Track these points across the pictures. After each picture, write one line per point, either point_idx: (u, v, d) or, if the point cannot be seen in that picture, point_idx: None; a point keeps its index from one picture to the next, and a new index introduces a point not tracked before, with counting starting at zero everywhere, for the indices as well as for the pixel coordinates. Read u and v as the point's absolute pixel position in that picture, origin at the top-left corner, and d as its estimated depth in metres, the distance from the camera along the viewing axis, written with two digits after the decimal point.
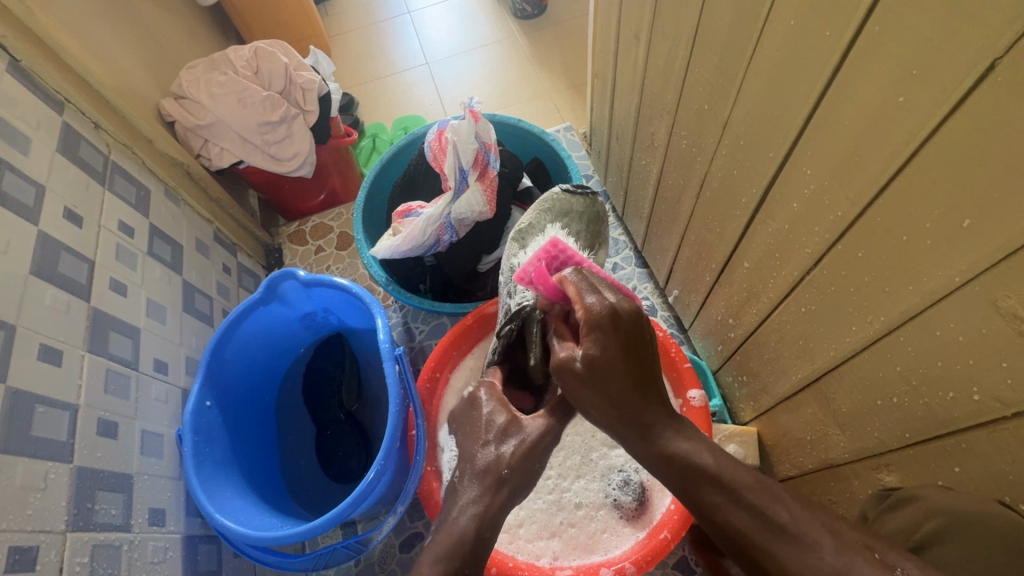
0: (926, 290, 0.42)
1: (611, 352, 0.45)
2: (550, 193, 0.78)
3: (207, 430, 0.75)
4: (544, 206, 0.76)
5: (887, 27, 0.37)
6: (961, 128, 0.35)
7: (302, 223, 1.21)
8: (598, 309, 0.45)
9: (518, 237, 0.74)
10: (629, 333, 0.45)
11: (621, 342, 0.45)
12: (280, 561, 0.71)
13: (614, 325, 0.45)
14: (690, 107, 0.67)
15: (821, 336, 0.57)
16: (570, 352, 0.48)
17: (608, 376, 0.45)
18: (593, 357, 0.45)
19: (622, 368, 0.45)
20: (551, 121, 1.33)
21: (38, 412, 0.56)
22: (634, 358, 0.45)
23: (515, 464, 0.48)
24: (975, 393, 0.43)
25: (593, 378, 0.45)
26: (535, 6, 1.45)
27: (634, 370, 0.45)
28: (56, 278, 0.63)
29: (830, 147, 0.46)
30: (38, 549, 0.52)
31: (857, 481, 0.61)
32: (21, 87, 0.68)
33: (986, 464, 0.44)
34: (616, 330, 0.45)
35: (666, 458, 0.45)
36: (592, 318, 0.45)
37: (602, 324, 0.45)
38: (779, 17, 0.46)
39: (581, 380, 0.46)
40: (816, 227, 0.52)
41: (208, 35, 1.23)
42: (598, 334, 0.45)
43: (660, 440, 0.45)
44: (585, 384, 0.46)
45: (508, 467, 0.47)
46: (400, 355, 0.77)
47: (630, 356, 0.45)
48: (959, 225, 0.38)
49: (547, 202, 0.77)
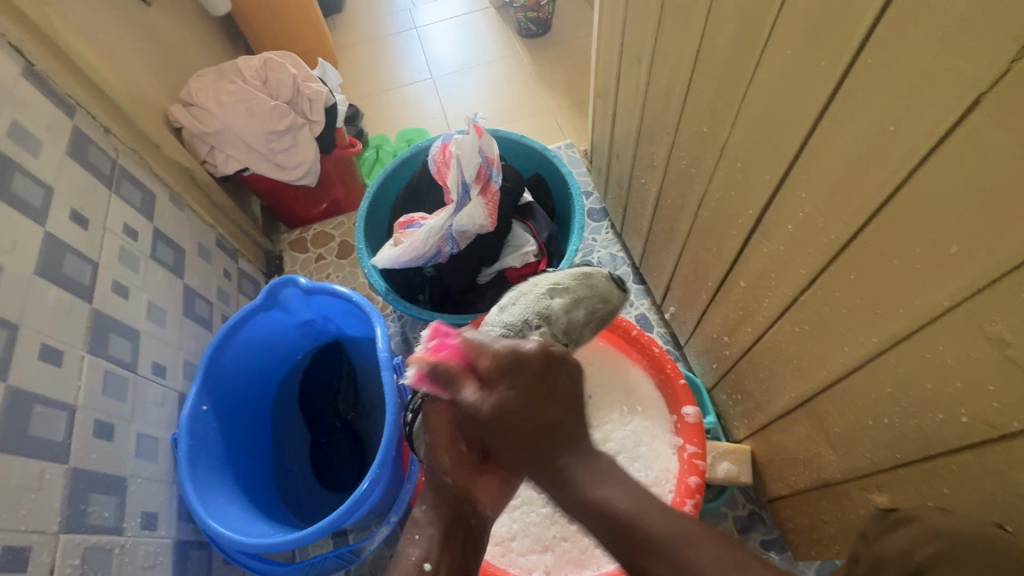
0: (916, 313, 0.44)
1: (517, 395, 0.47)
2: (591, 271, 0.71)
3: (203, 434, 0.75)
4: (587, 278, 0.69)
5: (880, 59, 0.39)
6: (949, 157, 0.36)
7: (303, 230, 1.22)
8: (501, 355, 0.48)
9: (554, 295, 0.67)
10: (532, 381, 0.48)
11: (525, 392, 0.47)
12: (271, 569, 0.71)
13: (535, 377, 0.48)
14: (689, 128, 0.68)
15: (814, 356, 0.58)
16: (470, 398, 0.48)
17: (512, 422, 0.46)
18: (502, 401, 0.47)
19: (524, 412, 0.46)
20: (552, 137, 1.36)
21: (37, 411, 0.56)
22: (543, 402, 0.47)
23: None
24: (963, 414, 0.44)
25: (500, 421, 0.46)
26: (540, 25, 1.49)
27: (544, 422, 0.47)
28: (60, 279, 0.64)
29: (824, 172, 0.48)
30: (30, 549, 0.51)
31: (849, 501, 0.61)
32: (33, 90, 0.69)
33: (976, 487, 0.45)
34: (524, 371, 0.48)
35: (598, 508, 0.45)
36: (495, 361, 0.48)
37: (505, 369, 0.48)
38: (777, 45, 0.48)
39: (494, 424, 0.47)
40: (810, 248, 0.53)
41: (218, 44, 1.25)
42: (507, 381, 0.47)
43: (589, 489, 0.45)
44: (507, 434, 0.47)
45: None
46: (398, 364, 0.79)
47: (530, 399, 0.47)
48: (947, 252, 0.39)
49: (586, 278, 0.69)
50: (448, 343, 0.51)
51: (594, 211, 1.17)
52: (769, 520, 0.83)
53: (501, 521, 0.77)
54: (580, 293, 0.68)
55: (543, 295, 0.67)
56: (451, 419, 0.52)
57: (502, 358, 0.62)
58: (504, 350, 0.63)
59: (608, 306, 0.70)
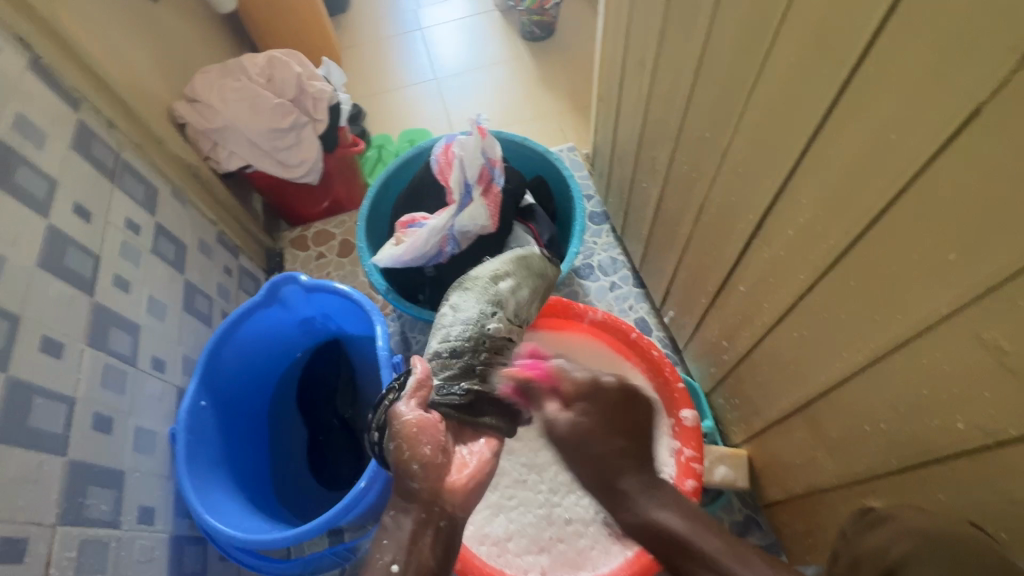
0: (914, 320, 0.44)
1: (587, 420, 0.53)
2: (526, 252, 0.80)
3: (201, 429, 0.76)
4: (523, 260, 0.78)
5: (881, 68, 0.39)
6: (949, 166, 0.37)
7: (304, 228, 1.22)
8: (584, 382, 0.56)
9: (497, 281, 0.75)
10: (617, 410, 0.54)
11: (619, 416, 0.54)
12: (267, 566, 0.71)
13: (599, 395, 0.55)
14: (692, 133, 0.69)
15: (813, 362, 0.59)
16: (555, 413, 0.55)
17: (591, 442, 0.52)
18: (578, 422, 0.53)
19: (614, 423, 0.53)
20: (554, 140, 1.36)
21: (37, 403, 0.56)
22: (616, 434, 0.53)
23: (424, 480, 0.49)
24: (959, 421, 0.44)
25: (580, 439, 0.52)
26: (544, 28, 1.49)
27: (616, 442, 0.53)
28: (62, 271, 0.64)
29: (825, 179, 0.48)
30: (28, 541, 0.51)
31: (844, 506, 0.62)
32: (40, 83, 0.70)
33: (970, 494, 0.45)
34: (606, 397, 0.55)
35: (652, 524, 0.52)
36: (577, 386, 0.56)
37: (592, 393, 0.55)
38: (780, 52, 0.48)
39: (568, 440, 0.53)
40: (810, 254, 0.53)
41: (222, 41, 1.25)
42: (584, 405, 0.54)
43: (644, 506, 0.52)
44: (570, 446, 0.53)
45: (418, 480, 0.49)
46: (397, 363, 0.79)
47: (618, 425, 0.54)
48: (945, 259, 0.40)
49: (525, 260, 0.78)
50: (541, 365, 0.61)
51: (595, 214, 1.17)
52: (765, 525, 0.84)
53: (497, 521, 0.77)
54: (517, 272, 0.77)
55: (485, 282, 0.75)
56: (430, 421, 0.54)
57: (468, 350, 0.69)
58: (467, 342, 0.69)
59: (542, 282, 0.79)
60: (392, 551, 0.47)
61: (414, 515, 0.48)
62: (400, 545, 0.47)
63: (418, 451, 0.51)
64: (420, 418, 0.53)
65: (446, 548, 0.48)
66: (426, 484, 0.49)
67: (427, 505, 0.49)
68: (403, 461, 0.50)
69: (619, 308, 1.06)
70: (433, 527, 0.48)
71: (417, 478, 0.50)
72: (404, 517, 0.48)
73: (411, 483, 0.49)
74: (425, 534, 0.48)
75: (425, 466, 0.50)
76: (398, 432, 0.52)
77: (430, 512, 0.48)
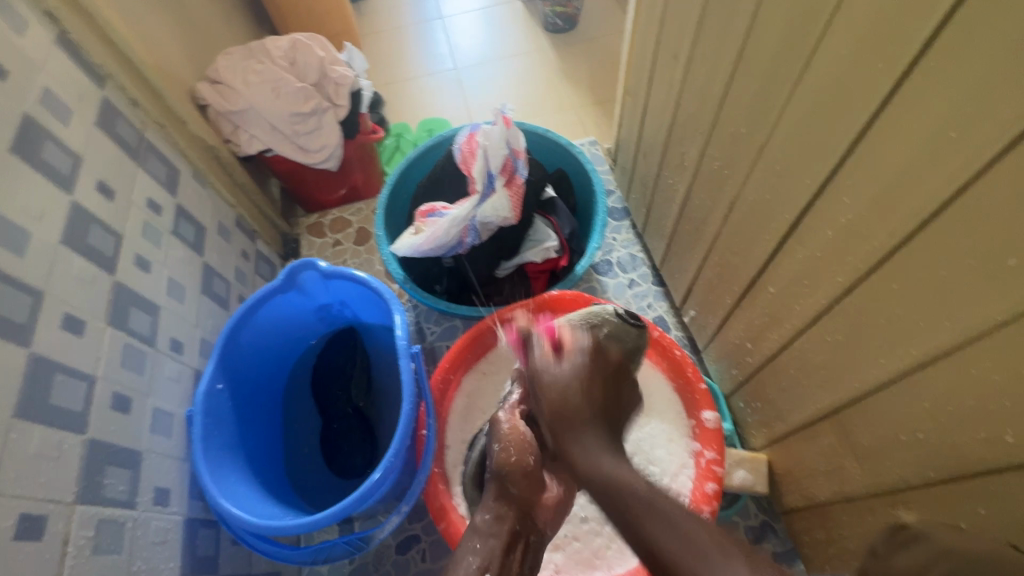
0: (963, 327, 0.42)
1: (582, 370, 0.54)
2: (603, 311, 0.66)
3: (217, 412, 0.75)
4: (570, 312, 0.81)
5: (943, 62, 0.37)
6: (1016, 165, 0.35)
7: (321, 215, 1.21)
8: (585, 340, 0.57)
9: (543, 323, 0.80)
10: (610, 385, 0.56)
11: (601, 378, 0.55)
12: (278, 552, 0.70)
13: (599, 361, 0.56)
14: (726, 129, 0.67)
15: (846, 367, 0.57)
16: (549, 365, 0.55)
17: (574, 399, 0.52)
18: (569, 371, 0.54)
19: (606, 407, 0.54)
20: (575, 134, 1.34)
21: (58, 380, 0.56)
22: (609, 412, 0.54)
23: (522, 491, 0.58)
24: (1007, 435, 0.42)
25: (565, 390, 0.52)
26: (567, 20, 1.47)
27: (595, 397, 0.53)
28: (84, 249, 0.64)
29: (871, 179, 0.46)
30: (46, 518, 0.51)
31: (871, 516, 0.60)
32: (66, 59, 0.69)
33: (1014, 508, 0.44)
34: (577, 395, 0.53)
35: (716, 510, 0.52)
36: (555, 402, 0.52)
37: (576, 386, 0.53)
38: (829, 46, 0.47)
39: (554, 386, 0.53)
40: (850, 256, 0.51)
41: (244, 24, 1.24)
42: (583, 362, 0.55)
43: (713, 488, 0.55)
44: (548, 398, 0.52)
45: (518, 491, 0.58)
46: (415, 353, 0.77)
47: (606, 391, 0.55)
48: (1003, 265, 0.38)
49: (603, 319, 0.64)
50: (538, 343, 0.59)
51: (615, 210, 1.15)
52: (781, 531, 0.82)
53: None
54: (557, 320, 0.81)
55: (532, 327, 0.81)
56: (523, 441, 0.60)
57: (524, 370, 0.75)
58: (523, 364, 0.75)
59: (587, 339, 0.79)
60: (483, 557, 0.53)
61: (509, 528, 0.56)
62: (493, 554, 0.54)
63: (520, 438, 0.60)
64: (516, 438, 0.60)
65: (532, 565, 0.56)
66: (522, 493, 0.57)
67: (522, 518, 0.57)
68: (504, 470, 0.58)
69: (637, 306, 1.05)
70: (523, 541, 0.56)
71: (518, 484, 0.58)
72: (497, 526, 0.56)
73: (511, 489, 0.58)
74: (516, 548, 0.55)
75: (525, 474, 0.58)
76: (507, 436, 0.61)
77: (523, 525, 0.56)
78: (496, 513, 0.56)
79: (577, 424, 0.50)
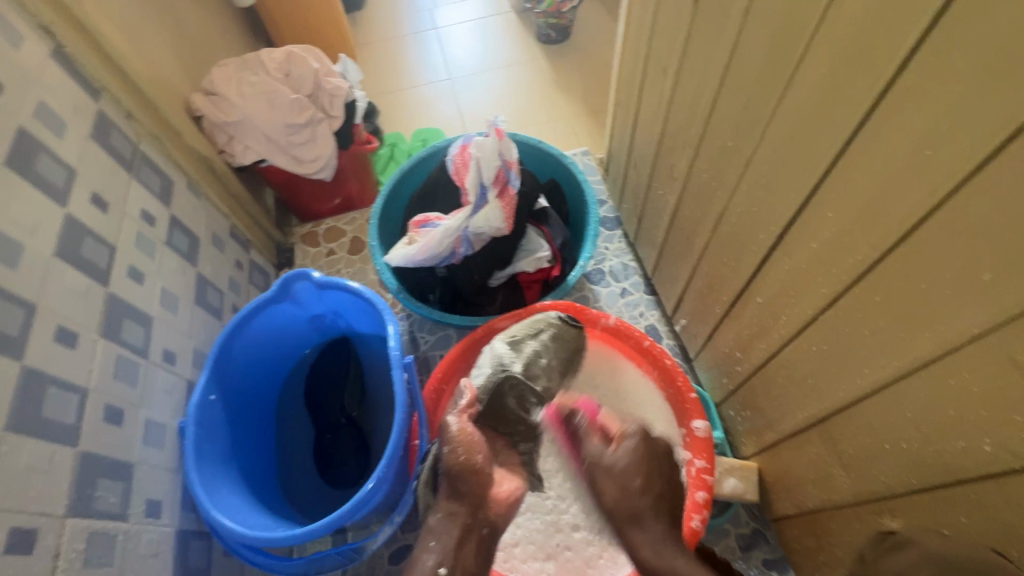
0: (943, 338, 0.43)
1: (636, 458, 0.68)
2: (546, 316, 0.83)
3: (210, 423, 0.75)
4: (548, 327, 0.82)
5: (919, 82, 0.39)
6: (989, 182, 0.36)
7: (315, 224, 1.22)
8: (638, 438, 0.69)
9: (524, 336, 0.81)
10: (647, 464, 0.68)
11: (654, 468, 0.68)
12: (271, 563, 0.70)
13: (650, 446, 0.69)
14: (714, 142, 0.68)
15: (832, 376, 0.58)
16: (602, 451, 0.71)
17: (636, 475, 0.67)
18: (629, 454, 0.68)
19: (647, 477, 0.67)
20: (568, 144, 1.36)
21: (50, 393, 0.56)
22: (653, 481, 0.67)
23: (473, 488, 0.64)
24: (987, 444, 0.43)
25: (628, 469, 0.68)
26: (560, 31, 1.49)
27: (651, 485, 0.66)
28: (78, 261, 0.64)
29: (853, 194, 0.48)
30: (37, 532, 0.51)
31: (859, 524, 0.61)
32: (61, 72, 0.69)
33: (994, 516, 0.45)
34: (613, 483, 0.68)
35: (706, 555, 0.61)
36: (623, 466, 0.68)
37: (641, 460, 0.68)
38: (811, 64, 0.48)
39: (611, 473, 0.68)
40: (834, 268, 0.53)
41: (239, 35, 1.25)
42: (636, 440, 0.69)
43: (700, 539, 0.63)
44: (612, 474, 0.68)
45: (468, 490, 0.64)
46: (408, 363, 0.78)
47: (654, 470, 0.67)
48: (979, 279, 0.39)
49: (547, 325, 0.82)
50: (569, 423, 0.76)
51: (607, 220, 1.17)
52: (773, 539, 0.83)
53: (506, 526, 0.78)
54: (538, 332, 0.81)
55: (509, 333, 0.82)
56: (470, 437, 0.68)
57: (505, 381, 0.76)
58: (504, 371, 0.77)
59: (563, 353, 0.83)
60: (437, 557, 0.59)
61: (461, 523, 0.62)
62: (446, 551, 0.60)
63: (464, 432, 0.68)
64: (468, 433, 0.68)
65: (484, 554, 0.62)
66: (470, 497, 0.64)
67: (473, 512, 0.63)
68: (456, 471, 0.65)
69: (629, 314, 1.06)
70: (476, 534, 0.62)
71: (468, 483, 0.64)
72: (450, 522, 0.62)
73: (461, 486, 0.64)
74: (468, 541, 0.61)
75: (474, 470, 0.65)
76: (455, 437, 0.67)
77: (473, 518, 0.63)
78: (449, 512, 0.63)
79: (644, 515, 0.65)
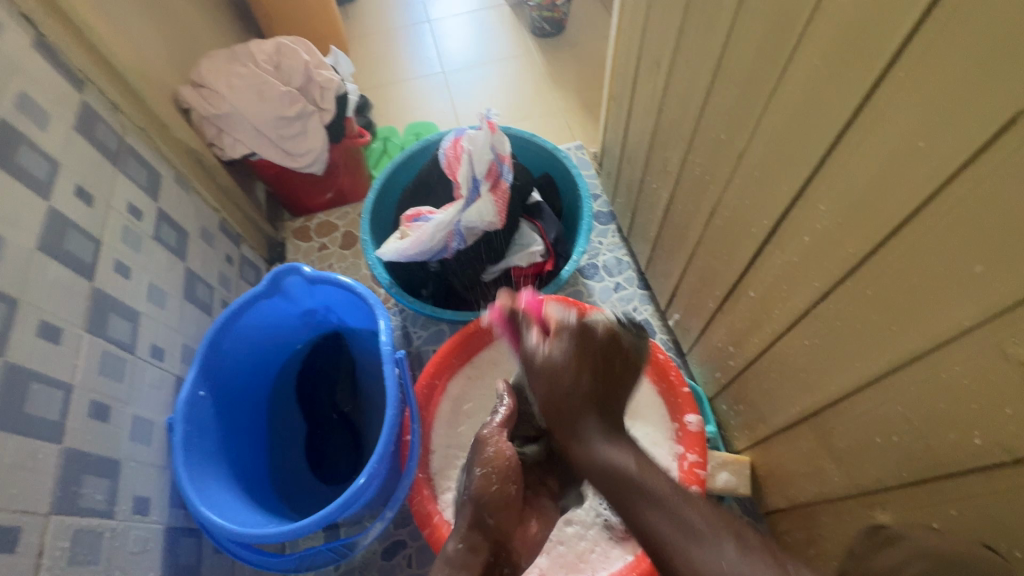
0: (933, 332, 0.43)
1: (569, 351, 0.52)
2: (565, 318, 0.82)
3: (199, 420, 0.74)
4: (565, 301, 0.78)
5: (910, 73, 0.38)
6: (979, 175, 0.36)
7: (307, 219, 1.21)
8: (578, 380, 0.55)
9: None
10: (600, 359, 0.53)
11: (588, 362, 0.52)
12: (261, 560, 0.69)
13: (587, 342, 0.53)
14: (707, 136, 0.68)
15: (824, 370, 0.58)
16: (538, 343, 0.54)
17: (567, 371, 0.51)
18: (557, 349, 0.52)
19: (584, 366, 0.51)
20: (562, 138, 1.35)
21: (33, 388, 0.55)
22: (600, 371, 0.52)
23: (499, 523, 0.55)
24: (977, 436, 0.43)
25: (558, 368, 0.51)
26: (554, 25, 1.48)
27: (588, 378, 0.51)
28: (62, 255, 0.63)
29: (845, 187, 0.47)
30: (20, 530, 0.50)
31: (850, 518, 0.61)
32: (44, 62, 0.68)
33: (984, 510, 0.45)
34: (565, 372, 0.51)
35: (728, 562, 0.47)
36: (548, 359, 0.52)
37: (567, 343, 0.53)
38: (804, 56, 0.48)
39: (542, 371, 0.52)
40: (826, 262, 0.52)
41: (228, 27, 1.23)
42: (569, 334, 0.53)
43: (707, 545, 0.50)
44: (541, 372, 0.52)
45: (494, 521, 0.55)
46: (400, 358, 0.77)
47: (599, 376, 0.52)
48: (970, 272, 0.39)
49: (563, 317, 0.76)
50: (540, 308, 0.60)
51: (601, 214, 1.16)
52: (765, 533, 0.83)
53: None
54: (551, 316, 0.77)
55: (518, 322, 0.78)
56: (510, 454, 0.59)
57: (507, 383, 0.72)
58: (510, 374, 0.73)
59: None
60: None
61: (483, 560, 0.52)
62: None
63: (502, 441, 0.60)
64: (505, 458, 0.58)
65: None
66: (497, 531, 0.55)
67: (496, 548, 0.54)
68: (485, 498, 0.55)
69: (623, 309, 1.05)
70: (496, 571, 0.54)
71: (496, 515, 0.55)
72: (472, 556, 0.52)
73: (487, 518, 0.55)
74: None
75: (505, 503, 0.56)
76: (490, 460, 0.57)
77: (497, 556, 0.54)
78: (469, 541, 0.53)
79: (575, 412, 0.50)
